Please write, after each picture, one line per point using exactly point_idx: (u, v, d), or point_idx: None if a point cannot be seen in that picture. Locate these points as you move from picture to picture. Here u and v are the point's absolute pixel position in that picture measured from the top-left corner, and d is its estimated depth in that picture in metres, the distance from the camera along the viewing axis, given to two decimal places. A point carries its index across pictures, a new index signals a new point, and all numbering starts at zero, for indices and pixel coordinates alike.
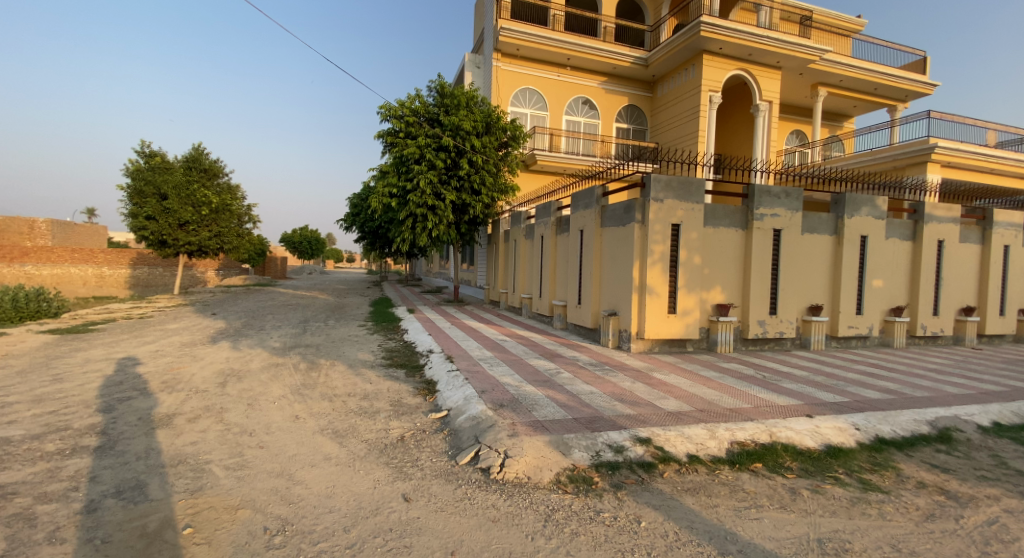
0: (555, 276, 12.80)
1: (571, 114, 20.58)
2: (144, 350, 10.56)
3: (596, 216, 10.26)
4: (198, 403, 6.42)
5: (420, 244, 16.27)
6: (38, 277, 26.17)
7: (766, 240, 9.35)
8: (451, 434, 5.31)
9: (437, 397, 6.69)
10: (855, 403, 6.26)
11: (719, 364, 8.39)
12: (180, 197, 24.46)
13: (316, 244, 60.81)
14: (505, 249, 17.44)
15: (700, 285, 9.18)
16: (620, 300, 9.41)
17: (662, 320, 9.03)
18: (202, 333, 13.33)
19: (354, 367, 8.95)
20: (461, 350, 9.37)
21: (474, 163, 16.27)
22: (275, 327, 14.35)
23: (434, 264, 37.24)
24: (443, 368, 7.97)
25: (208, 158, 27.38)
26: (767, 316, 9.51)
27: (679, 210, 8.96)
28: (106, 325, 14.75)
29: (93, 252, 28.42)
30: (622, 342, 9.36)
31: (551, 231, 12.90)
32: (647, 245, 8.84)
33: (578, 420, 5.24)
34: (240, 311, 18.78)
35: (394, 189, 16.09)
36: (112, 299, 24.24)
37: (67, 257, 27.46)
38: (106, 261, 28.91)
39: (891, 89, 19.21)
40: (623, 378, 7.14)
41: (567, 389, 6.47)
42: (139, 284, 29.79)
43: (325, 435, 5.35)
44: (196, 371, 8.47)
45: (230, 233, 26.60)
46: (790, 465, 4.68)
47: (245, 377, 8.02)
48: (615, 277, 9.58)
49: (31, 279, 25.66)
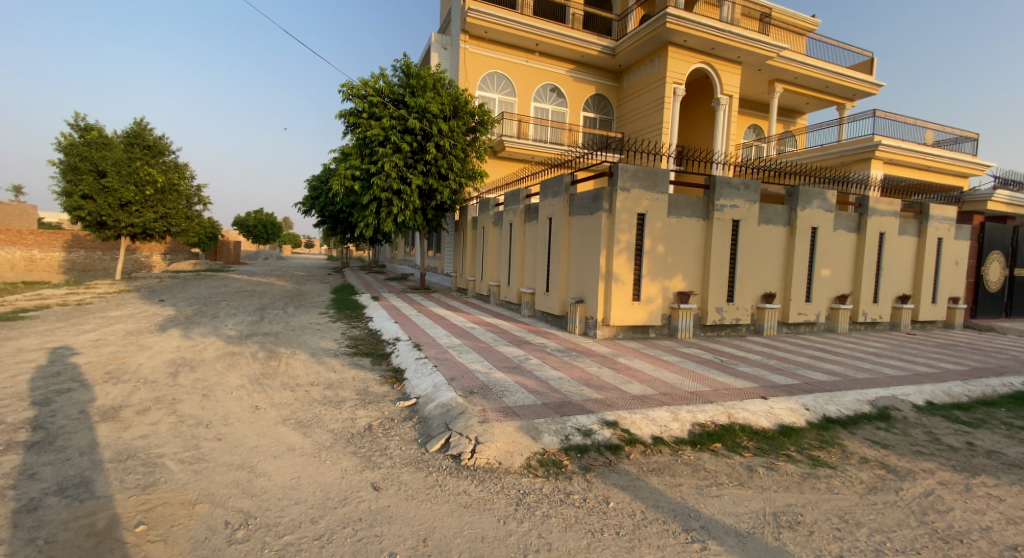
0: (523, 263, 12.87)
1: (539, 101, 20.56)
2: (84, 339, 10.01)
3: (564, 204, 10.36)
4: (148, 394, 6.16)
5: (386, 230, 16.01)
6: None
7: (725, 231, 9.67)
8: (421, 422, 5.31)
9: (405, 385, 6.66)
10: (804, 385, 6.56)
11: (679, 349, 8.68)
12: (120, 174, 23.18)
13: (273, 228, 58.79)
14: (473, 236, 17.39)
15: (662, 273, 9.44)
16: (587, 287, 9.57)
17: (627, 308, 9.25)
18: (149, 320, 12.76)
19: (317, 356, 8.77)
20: (428, 338, 9.32)
21: (442, 147, 16.07)
22: (229, 314, 13.89)
23: (397, 250, 36.68)
24: (412, 356, 7.93)
25: (153, 135, 25.87)
26: (725, 304, 9.89)
27: (645, 199, 9.15)
28: (40, 311, 13.90)
29: (24, 232, 26.95)
30: (589, 329, 9.54)
31: (519, 219, 12.95)
32: (613, 234, 9.01)
33: (546, 405, 5.34)
34: (189, 297, 18.04)
35: (357, 171, 15.73)
36: (45, 284, 22.80)
37: None
38: (37, 243, 27.45)
39: (842, 87, 20.09)
40: (589, 364, 7.29)
41: (536, 375, 6.58)
42: (75, 268, 28.25)
43: (287, 426, 5.27)
44: (144, 361, 8.13)
45: (177, 215, 25.34)
46: (746, 444, 4.88)
47: (198, 367, 7.76)
48: (582, 265, 9.73)
49: None
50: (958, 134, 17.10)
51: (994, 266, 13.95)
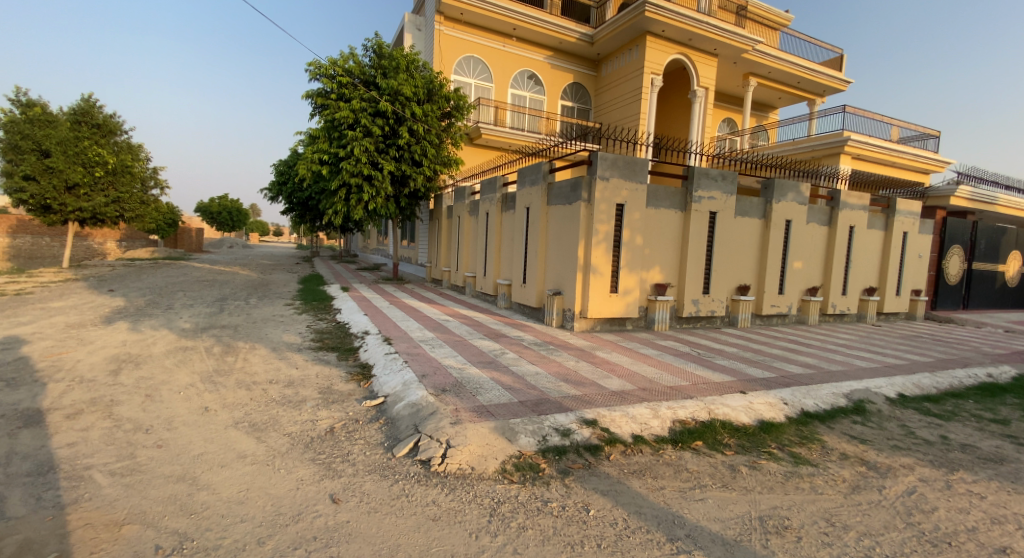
0: (500, 254, 12.53)
1: (517, 88, 20.13)
2: (19, 333, 9.27)
3: (542, 194, 10.05)
4: (81, 396, 5.72)
5: (355, 217, 15.43)
6: None
7: (702, 222, 9.55)
8: (389, 423, 4.96)
9: (372, 383, 6.30)
10: (781, 379, 6.34)
11: (656, 342, 8.51)
12: (66, 155, 21.70)
13: (239, 215, 56.77)
14: (448, 226, 16.96)
15: (640, 265, 9.26)
16: (564, 279, 9.34)
17: (605, 300, 9.05)
18: (96, 312, 11.99)
19: (279, 351, 8.27)
20: (399, 331, 8.92)
21: (415, 132, 15.53)
22: (186, 306, 13.17)
23: (369, 240, 35.84)
24: (383, 350, 7.53)
25: (102, 113, 24.53)
26: (701, 296, 9.81)
27: (624, 189, 8.92)
28: None
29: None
30: (566, 321, 9.33)
31: (495, 208, 12.59)
32: (592, 225, 8.77)
33: (523, 403, 5.05)
34: (143, 287, 17.11)
35: (326, 155, 15.07)
36: None
37: None
38: None
39: (813, 83, 20.33)
40: (566, 358, 7.05)
41: (513, 371, 6.29)
42: (21, 256, 26.38)
43: (239, 430, 4.88)
44: (84, 358, 7.55)
45: (130, 199, 24.17)
46: (728, 442, 4.62)
47: (144, 364, 7.24)
48: (559, 256, 9.48)
49: None
50: (922, 131, 17.48)
51: (955, 260, 14.33)
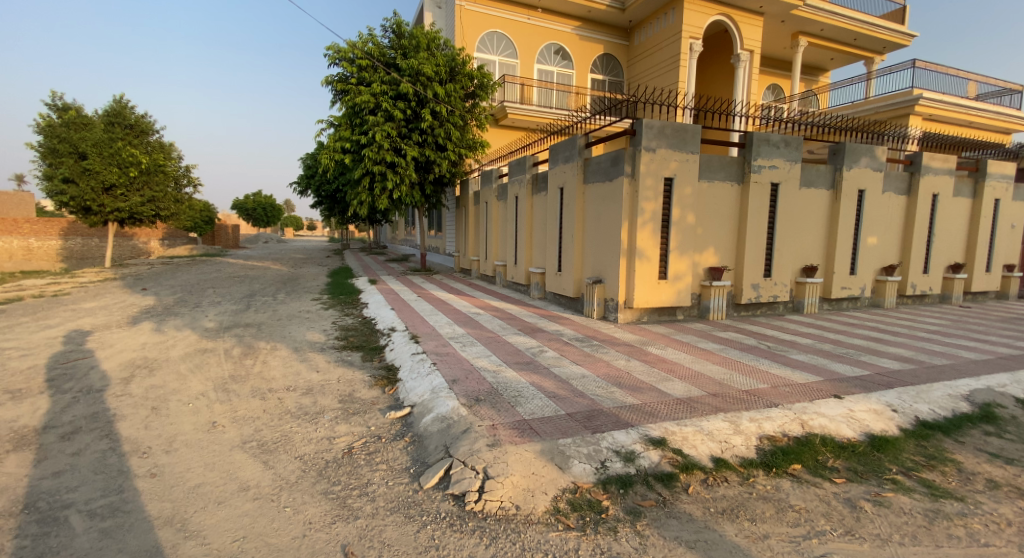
0: (532, 240, 11.64)
1: (543, 63, 19.06)
2: (42, 338, 8.99)
3: (578, 171, 9.09)
4: (83, 411, 5.21)
5: (380, 207, 14.85)
6: None
7: (763, 196, 8.42)
8: (415, 442, 4.22)
9: (398, 389, 5.59)
10: (878, 378, 5.29)
11: (715, 334, 7.51)
12: (102, 156, 21.84)
13: (274, 211, 57.52)
14: (476, 212, 16.17)
15: (693, 246, 8.22)
16: (606, 265, 8.42)
17: (652, 287, 8.09)
18: (124, 312, 11.75)
19: (300, 352, 7.66)
20: (426, 327, 8.19)
21: (438, 114, 14.73)
22: (213, 303, 12.82)
23: (399, 231, 35.52)
24: (410, 350, 6.83)
25: (134, 113, 24.66)
26: (762, 280, 8.71)
27: (672, 161, 7.88)
28: (10, 307, 12.93)
29: (17, 222, 25.60)
30: (609, 312, 8.44)
31: (525, 190, 11.67)
32: (637, 203, 7.81)
33: (572, 417, 4.22)
34: (175, 285, 16.98)
35: (348, 143, 14.44)
36: (35, 274, 21.86)
37: None
38: (33, 232, 26.29)
39: (871, 39, 18.48)
40: (615, 356, 6.15)
41: (555, 374, 5.44)
42: (73, 257, 27.24)
43: (246, 453, 4.21)
44: (100, 364, 7.09)
45: (165, 198, 24.19)
46: (835, 465, 3.70)
47: (158, 370, 6.73)
48: (600, 240, 8.57)
49: None
50: (1003, 87, 15.66)
51: None
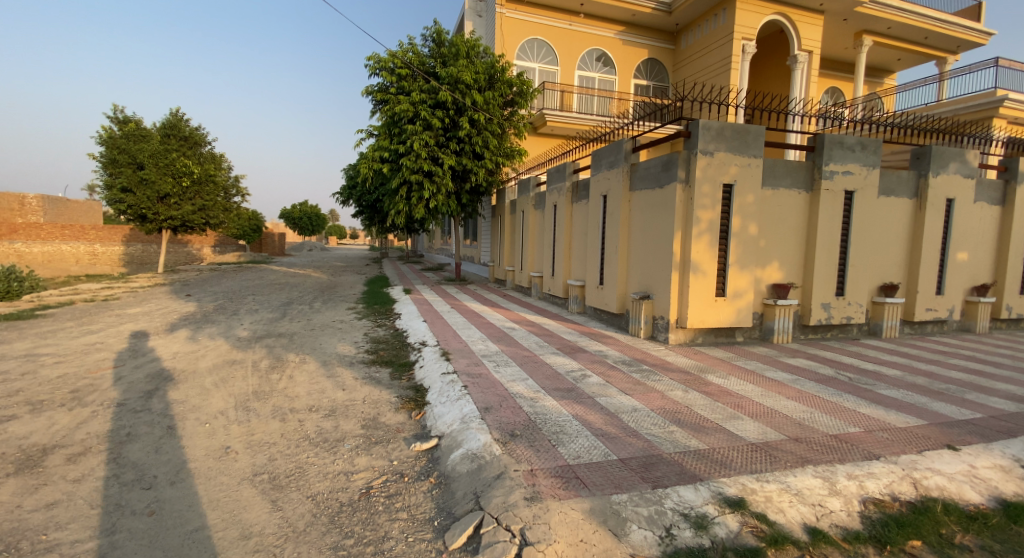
0: (571, 252, 11.00)
1: (584, 69, 18.47)
2: (79, 344, 8.95)
3: (624, 177, 8.38)
4: (96, 428, 4.90)
5: (417, 217, 14.57)
6: (29, 255, 24.21)
7: (836, 205, 7.50)
8: (442, 485, 3.64)
9: (426, 415, 5.04)
10: (995, 423, 4.39)
11: (783, 360, 6.66)
12: (158, 166, 22.56)
13: (318, 220, 58.87)
14: (513, 221, 15.65)
15: (755, 261, 7.37)
16: (656, 280, 7.69)
17: (708, 306, 7.28)
18: (164, 319, 11.76)
19: (328, 366, 7.26)
20: (459, 343, 7.66)
21: (476, 122, 14.33)
22: (250, 311, 12.72)
23: (435, 240, 35.49)
24: (441, 369, 6.30)
25: (188, 125, 25.38)
26: (833, 299, 7.78)
27: (733, 165, 7.03)
28: (60, 311, 13.20)
29: (83, 228, 26.33)
30: (658, 332, 7.70)
31: (565, 198, 11.04)
32: (691, 212, 7.03)
33: (626, 464, 3.56)
34: (217, 292, 17.15)
35: (386, 153, 14.22)
36: (97, 279, 22.67)
37: (58, 234, 25.51)
38: (98, 238, 27.12)
39: (944, 37, 17.03)
40: (668, 385, 5.43)
41: (601, 405, 4.78)
42: (133, 262, 28.38)
43: (255, 488, 3.74)
44: (128, 375, 6.87)
45: (215, 207, 24.86)
46: (967, 543, 2.92)
47: (183, 383, 6.45)
48: (649, 253, 7.84)
49: (22, 258, 23.71)
50: None
51: None
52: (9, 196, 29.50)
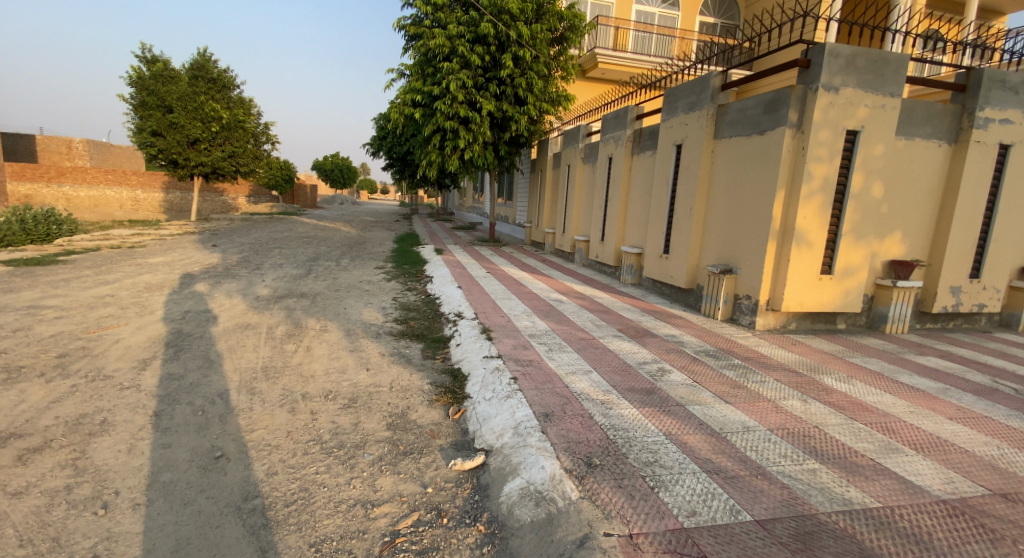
0: (627, 212, 9.62)
1: (643, 3, 16.45)
2: (89, 296, 8.18)
3: (708, 121, 6.92)
4: (69, 412, 3.99)
5: (451, 168, 13.39)
6: (76, 200, 24.82)
7: (984, 161, 6.01)
8: (495, 541, 2.57)
9: (465, 416, 3.96)
10: None
11: (910, 356, 5.37)
12: (186, 110, 21.74)
13: (350, 173, 57.95)
14: (555, 177, 14.21)
15: (874, 231, 6.00)
16: (743, 250, 6.37)
17: (811, 285, 5.98)
18: (184, 271, 10.99)
19: (352, 337, 6.25)
20: (500, 318, 6.51)
21: (520, 61, 12.74)
22: (274, 266, 11.86)
23: (466, 197, 34.26)
24: (482, 352, 5.19)
25: (217, 66, 23.86)
26: (965, 283, 6.34)
27: (863, 106, 5.63)
28: (82, 257, 12.58)
29: (126, 173, 26.03)
30: (741, 315, 6.44)
31: (623, 149, 9.54)
32: (803, 166, 5.67)
33: (773, 533, 2.44)
34: (243, 243, 16.40)
35: (418, 95, 12.86)
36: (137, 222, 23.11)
37: (102, 178, 25.37)
38: (139, 184, 26.68)
39: None
40: (779, 391, 4.20)
41: (699, 420, 3.61)
42: (172, 210, 28.03)
43: (244, 524, 2.75)
44: (129, 337, 5.98)
45: (244, 154, 24.10)
46: None
47: (187, 351, 5.54)
48: (736, 216, 6.50)
49: (69, 204, 24.37)
50: None
51: None
52: (55, 138, 29.52)
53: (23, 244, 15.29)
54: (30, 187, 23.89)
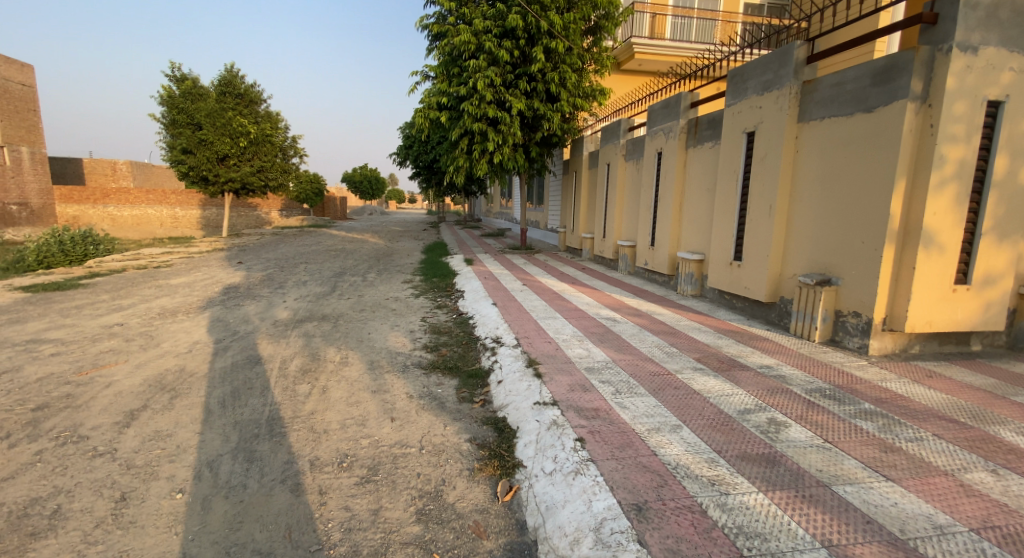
0: (681, 213, 8.45)
1: None
2: (97, 324, 7.51)
3: (791, 102, 5.79)
4: (17, 497, 3.14)
5: (480, 173, 12.44)
6: (121, 219, 24.85)
7: None
8: None
9: (518, 500, 2.99)
10: None
11: None
12: (215, 126, 21.42)
13: (378, 184, 58.17)
14: (592, 178, 13.11)
15: (1022, 228, 4.79)
16: (848, 257, 5.21)
17: (940, 299, 4.81)
18: (204, 292, 10.31)
19: (375, 372, 5.30)
20: (546, 345, 5.45)
21: (552, 54, 11.71)
22: (297, 284, 11.10)
23: (494, 203, 33.44)
24: (531, 396, 4.14)
25: (244, 82, 23.40)
26: None
27: (1008, 69, 4.46)
28: (106, 278, 12.10)
29: (166, 192, 26.08)
30: (847, 336, 5.27)
31: (675, 141, 8.38)
32: (931, 149, 4.53)
33: None
34: (270, 259, 15.80)
35: (444, 97, 11.99)
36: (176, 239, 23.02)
37: (144, 198, 25.38)
38: (178, 202, 26.67)
39: None
40: (951, 456, 3.12)
41: (865, 515, 2.58)
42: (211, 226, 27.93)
43: None
44: (123, 374, 5.14)
45: (273, 168, 23.68)
46: None
47: (185, 393, 4.64)
48: (835, 215, 5.36)
49: (116, 224, 24.46)
50: None
51: None
52: (100, 161, 30.10)
53: (60, 266, 15.05)
54: (77, 208, 23.93)
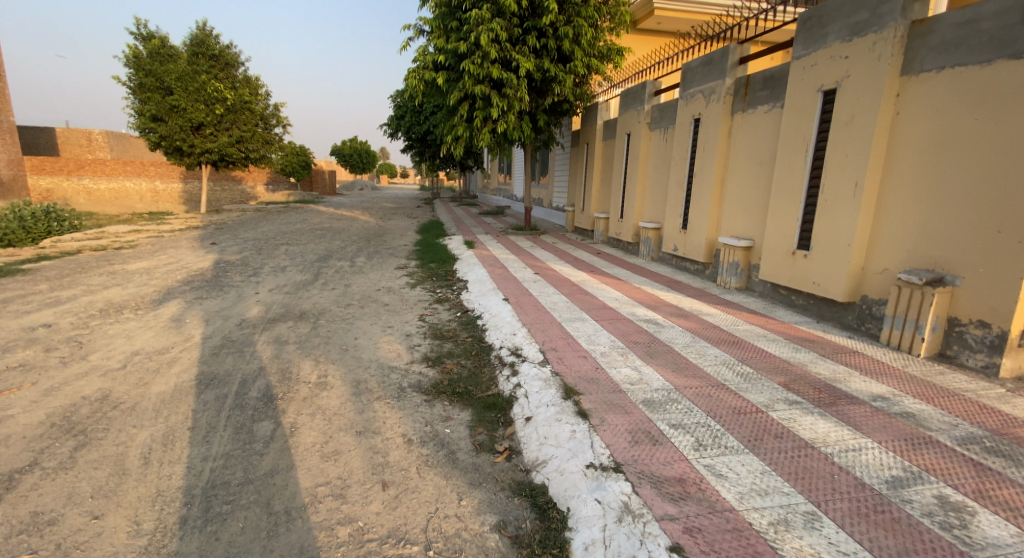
0: (724, 189, 7.20)
1: None
2: (23, 324, 6.15)
3: (896, 48, 4.53)
4: None
5: (481, 144, 11.07)
6: (97, 193, 23.03)
7: None
8: None
9: None
10: None
11: None
12: (187, 92, 19.65)
13: (369, 157, 56.01)
14: (607, 152, 11.77)
15: None
16: (976, 249, 4.06)
17: None
18: (166, 279, 8.94)
19: (362, 399, 4.04)
20: (583, 363, 4.22)
21: (564, 5, 10.23)
22: (275, 271, 9.75)
23: (491, 179, 31.84)
24: (580, 453, 2.94)
25: (219, 43, 21.13)
26: None
27: None
28: (59, 262, 10.66)
29: (145, 163, 24.46)
30: (968, 353, 4.14)
31: (720, 104, 7.07)
32: None
33: None
34: (248, 239, 14.35)
35: (441, 56, 10.54)
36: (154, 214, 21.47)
37: (121, 169, 23.70)
38: (158, 174, 25.11)
39: None
40: None
41: None
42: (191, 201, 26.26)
43: None
44: (25, 404, 3.85)
45: (253, 138, 21.98)
46: None
47: (98, 438, 3.38)
48: (956, 195, 4.19)
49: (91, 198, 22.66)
50: None
51: None
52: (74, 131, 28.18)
53: (22, 244, 13.54)
54: (51, 180, 22.03)
